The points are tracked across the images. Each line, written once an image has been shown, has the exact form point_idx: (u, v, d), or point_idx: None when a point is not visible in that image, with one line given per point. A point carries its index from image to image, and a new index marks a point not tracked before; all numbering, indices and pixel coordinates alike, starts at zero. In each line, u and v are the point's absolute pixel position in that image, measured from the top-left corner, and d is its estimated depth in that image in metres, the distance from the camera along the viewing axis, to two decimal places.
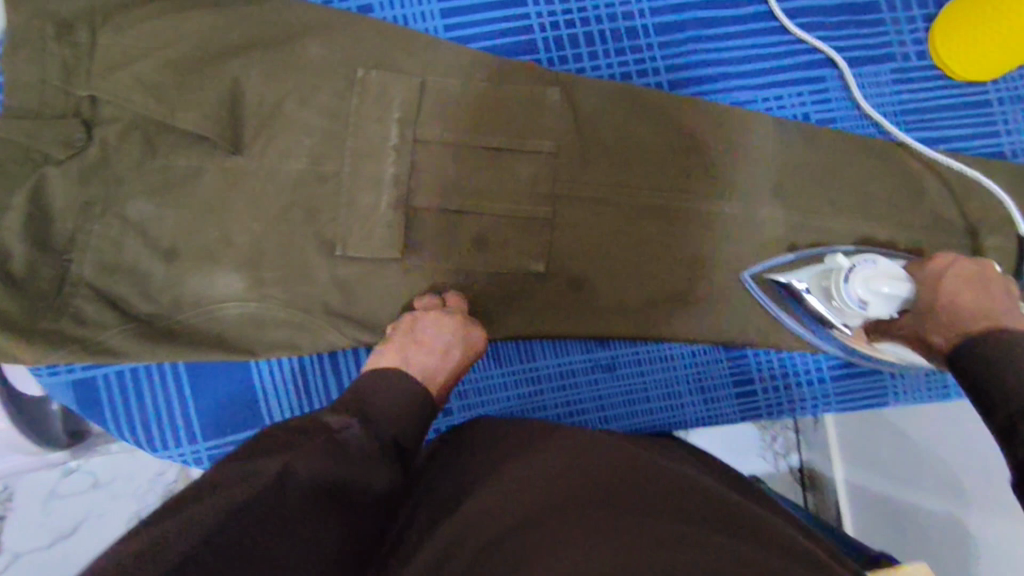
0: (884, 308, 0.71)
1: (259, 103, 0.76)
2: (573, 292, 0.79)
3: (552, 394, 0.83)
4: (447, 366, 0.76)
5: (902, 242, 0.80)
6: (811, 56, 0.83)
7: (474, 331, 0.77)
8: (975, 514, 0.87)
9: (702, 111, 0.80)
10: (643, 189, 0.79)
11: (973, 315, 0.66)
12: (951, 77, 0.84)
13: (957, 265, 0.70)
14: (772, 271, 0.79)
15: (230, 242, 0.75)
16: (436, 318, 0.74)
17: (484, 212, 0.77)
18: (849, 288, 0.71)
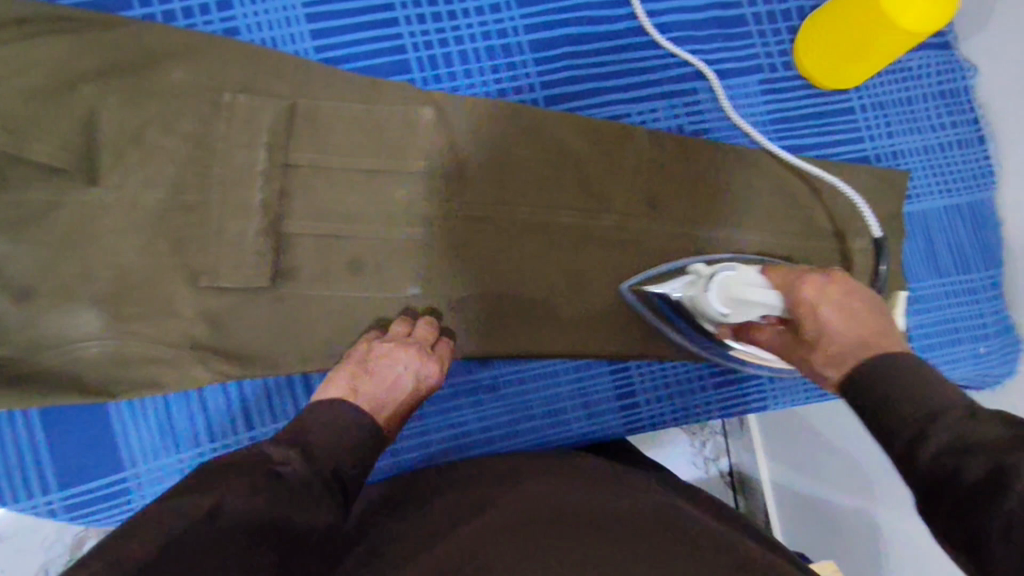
0: (752, 314, 0.73)
1: (117, 131, 0.73)
2: (451, 310, 0.80)
3: (435, 418, 0.82)
4: (394, 398, 0.72)
5: (772, 248, 0.83)
6: (683, 68, 0.85)
7: (433, 363, 0.75)
8: (885, 509, 0.90)
9: (576, 127, 0.81)
10: (521, 206, 0.80)
11: (840, 340, 0.66)
12: (816, 86, 0.87)
13: (818, 282, 0.70)
14: (648, 281, 0.80)
15: (91, 278, 0.72)
16: (390, 350, 0.73)
17: (357, 235, 0.77)
18: (709, 296, 0.74)
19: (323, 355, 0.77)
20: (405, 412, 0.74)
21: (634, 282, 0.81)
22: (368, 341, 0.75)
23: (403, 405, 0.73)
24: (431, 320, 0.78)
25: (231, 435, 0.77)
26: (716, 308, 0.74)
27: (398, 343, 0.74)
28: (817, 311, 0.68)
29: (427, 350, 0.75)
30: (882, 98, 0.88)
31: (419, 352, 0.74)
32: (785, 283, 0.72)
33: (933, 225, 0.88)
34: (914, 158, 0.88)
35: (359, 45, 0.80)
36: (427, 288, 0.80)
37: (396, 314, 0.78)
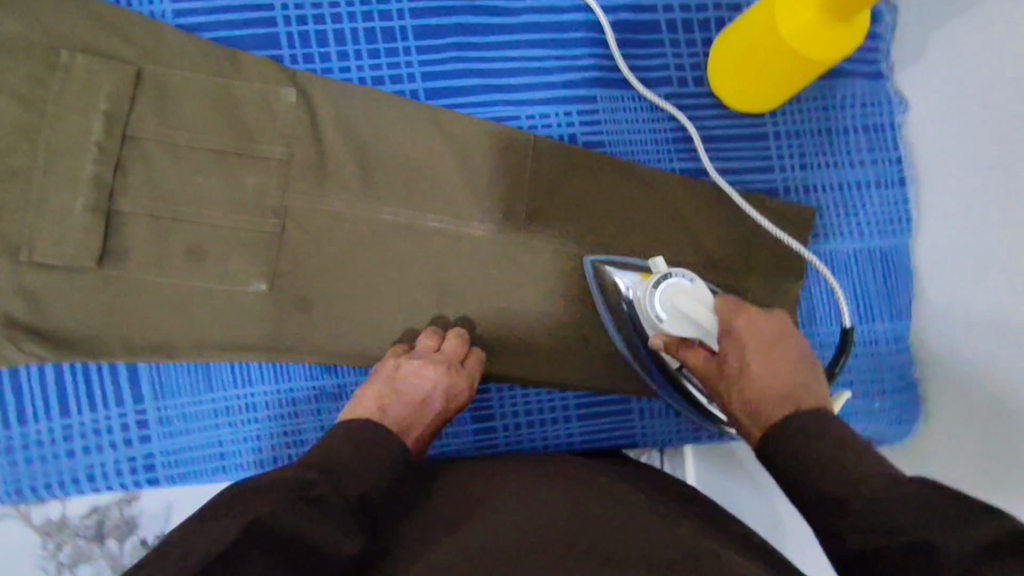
0: (687, 330, 0.68)
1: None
2: (302, 309, 0.72)
3: (268, 426, 0.73)
4: (426, 417, 0.70)
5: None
6: (582, 74, 0.79)
7: (462, 381, 0.72)
8: None
9: (456, 126, 0.75)
10: (388, 205, 0.73)
11: (762, 391, 0.61)
12: (728, 107, 0.80)
13: (756, 323, 0.66)
14: (615, 265, 0.75)
15: None
16: (420, 365, 0.70)
17: (202, 219, 0.70)
18: (655, 294, 0.69)
19: (151, 345, 0.70)
20: (435, 431, 0.71)
21: (603, 258, 0.75)
22: (398, 355, 0.72)
23: (429, 426, 0.70)
24: (462, 333, 0.74)
25: (41, 420, 0.70)
26: (655, 310, 0.69)
27: (426, 359, 0.71)
28: (749, 348, 0.64)
29: (456, 366, 0.72)
30: (798, 126, 0.82)
31: (451, 368, 0.71)
32: (731, 309, 0.67)
33: (841, 268, 0.82)
34: (825, 194, 0.81)
35: (226, 16, 0.74)
36: (277, 285, 0.72)
37: (428, 326, 0.75)
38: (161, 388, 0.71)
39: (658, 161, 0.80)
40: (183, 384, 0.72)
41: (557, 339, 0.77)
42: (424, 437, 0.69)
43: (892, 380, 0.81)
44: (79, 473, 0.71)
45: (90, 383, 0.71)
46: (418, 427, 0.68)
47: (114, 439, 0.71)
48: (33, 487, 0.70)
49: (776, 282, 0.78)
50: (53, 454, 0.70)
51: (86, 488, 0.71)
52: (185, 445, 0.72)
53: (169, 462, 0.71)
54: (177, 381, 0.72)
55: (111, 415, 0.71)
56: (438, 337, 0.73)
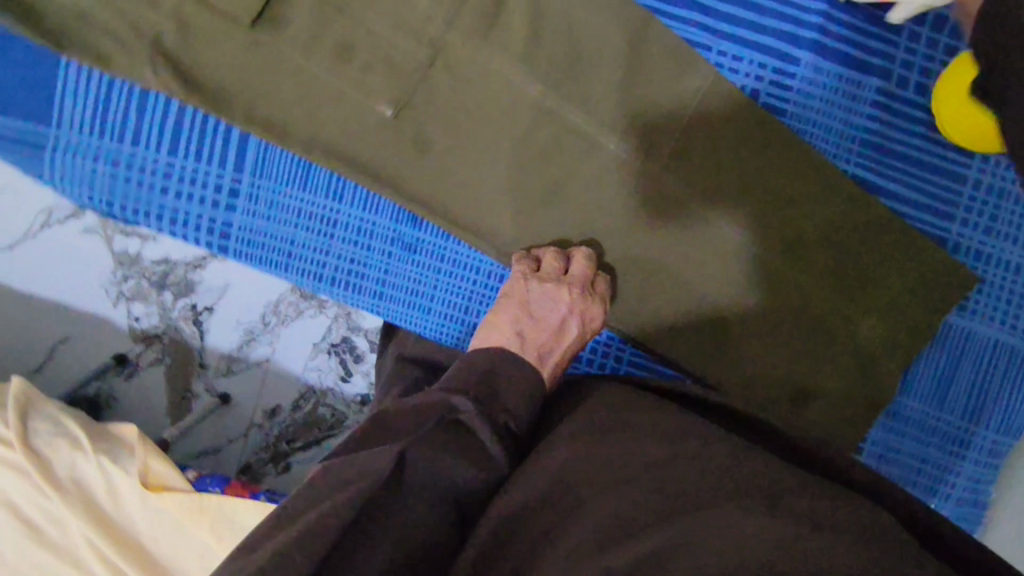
0: None
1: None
2: (418, 148, 0.70)
3: (340, 247, 0.73)
4: (566, 343, 0.68)
5: (763, 267, 0.71)
6: (800, 29, 0.70)
7: (594, 304, 0.70)
8: None
9: (644, 32, 0.69)
10: (543, 82, 0.69)
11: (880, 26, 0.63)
12: (940, 133, 0.71)
13: None
14: None
15: None
16: (553, 287, 0.69)
17: (360, 18, 0.67)
18: None
19: (270, 123, 0.69)
20: (574, 356, 0.70)
21: None
22: (525, 276, 0.70)
23: (570, 348, 0.69)
24: (590, 253, 0.72)
25: (150, 149, 0.71)
26: None
27: (560, 283, 0.69)
28: None
29: (587, 290, 0.70)
30: (1003, 187, 0.72)
31: (582, 292, 0.69)
32: None
33: (972, 353, 0.73)
34: (998, 264, 0.72)
35: None
36: (403, 115, 0.69)
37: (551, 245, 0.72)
38: (261, 169, 0.72)
39: (837, 157, 0.71)
40: (284, 174, 0.72)
41: (644, 287, 0.73)
42: (559, 370, 0.67)
43: (963, 490, 0.74)
44: (165, 211, 0.72)
45: (201, 136, 0.71)
46: (559, 351, 0.67)
47: (203, 196, 0.72)
48: (122, 208, 0.72)
49: (890, 330, 0.71)
50: (149, 185, 0.72)
51: (166, 230, 0.73)
52: (262, 230, 0.73)
53: (245, 238, 0.73)
54: (279, 169, 0.72)
55: (210, 173, 0.72)
56: (565, 259, 0.71)
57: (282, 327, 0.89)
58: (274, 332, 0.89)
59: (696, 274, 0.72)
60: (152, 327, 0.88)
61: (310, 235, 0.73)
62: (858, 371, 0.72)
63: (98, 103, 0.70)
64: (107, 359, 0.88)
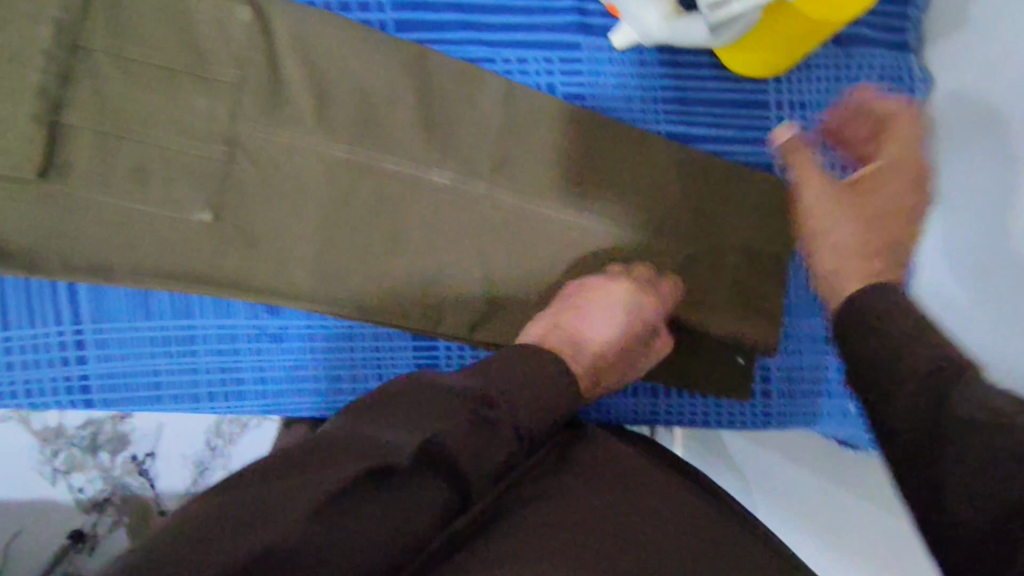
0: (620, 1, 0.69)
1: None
2: (249, 243, 0.69)
3: (208, 361, 0.71)
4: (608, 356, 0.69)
5: (614, 243, 0.72)
6: (567, 18, 0.73)
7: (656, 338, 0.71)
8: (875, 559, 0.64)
9: (425, 65, 0.70)
10: (346, 141, 0.69)
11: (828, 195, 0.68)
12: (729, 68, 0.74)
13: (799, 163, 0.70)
14: None
15: None
16: (621, 293, 0.69)
17: (147, 139, 0.67)
18: None
19: (91, 267, 0.68)
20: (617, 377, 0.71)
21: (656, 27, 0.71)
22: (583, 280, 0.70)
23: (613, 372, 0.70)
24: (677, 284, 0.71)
25: None
26: None
27: (623, 283, 0.69)
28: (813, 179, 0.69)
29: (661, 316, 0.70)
30: (806, 99, 0.75)
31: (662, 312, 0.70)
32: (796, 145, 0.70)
33: None
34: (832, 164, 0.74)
35: None
36: (223, 217, 0.68)
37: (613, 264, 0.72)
38: (100, 311, 0.70)
39: (644, 122, 0.74)
40: (125, 309, 0.70)
41: (519, 298, 0.73)
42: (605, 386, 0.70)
43: None
44: (15, 387, 0.69)
45: (30, 300, 0.69)
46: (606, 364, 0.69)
47: (50, 357, 0.69)
48: None
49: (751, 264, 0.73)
50: None
51: (24, 404, 0.70)
52: (121, 370, 0.70)
53: (107, 385, 0.70)
54: (119, 305, 0.70)
55: (49, 332, 0.69)
56: (648, 282, 0.70)
57: (231, 446, 0.90)
58: (223, 453, 0.90)
59: (560, 271, 0.73)
60: (97, 493, 0.90)
61: (172, 360, 0.71)
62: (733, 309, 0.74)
63: None
64: (64, 538, 0.89)
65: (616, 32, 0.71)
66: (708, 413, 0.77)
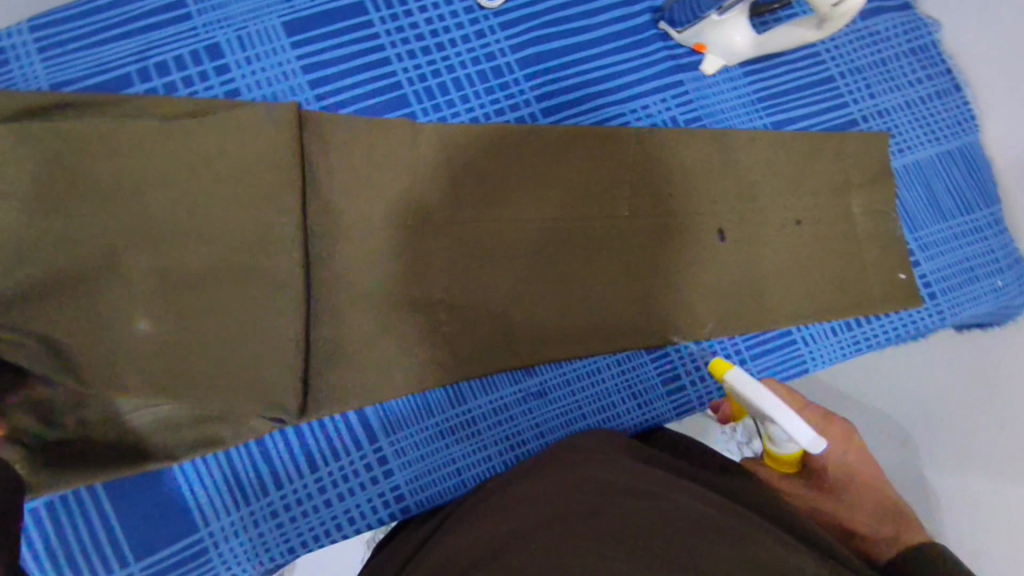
0: (716, 44, 0.86)
1: (127, 208, 0.70)
2: (493, 322, 0.80)
3: (490, 433, 0.80)
4: None
5: (768, 217, 0.86)
6: (667, 63, 0.89)
7: None
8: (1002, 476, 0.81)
9: (577, 135, 0.85)
10: (539, 217, 0.83)
11: None
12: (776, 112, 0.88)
13: None
14: (676, 29, 0.87)
15: None
16: None
17: (387, 266, 0.79)
18: (684, 36, 0.87)
19: (370, 388, 0.77)
20: None
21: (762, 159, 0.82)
22: None
23: None
24: None
25: (295, 477, 0.75)
26: (688, 38, 0.87)
27: None
28: None
29: None
30: (858, 64, 0.92)
31: None
32: None
33: (931, 172, 0.91)
34: (900, 103, 0.92)
35: (358, 87, 0.83)
36: (463, 308, 0.80)
37: None
38: (390, 424, 0.78)
39: (751, 121, 0.89)
40: (411, 414, 0.79)
41: (718, 290, 0.85)
42: None
43: (1007, 259, 0.90)
44: (337, 519, 0.76)
45: (330, 437, 0.77)
46: None
47: (363, 480, 0.77)
48: (303, 542, 0.75)
49: (874, 202, 0.89)
50: (315, 507, 0.75)
51: (347, 532, 0.76)
52: (424, 470, 0.78)
53: (415, 486, 0.77)
54: (405, 413, 0.79)
55: (355, 459, 0.77)
56: None
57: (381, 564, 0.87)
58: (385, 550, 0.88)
59: (739, 256, 0.85)
60: None
61: (461, 442, 0.79)
62: (879, 239, 0.88)
63: (230, 480, 0.74)
64: None
65: (706, 62, 0.88)
66: (898, 329, 0.88)
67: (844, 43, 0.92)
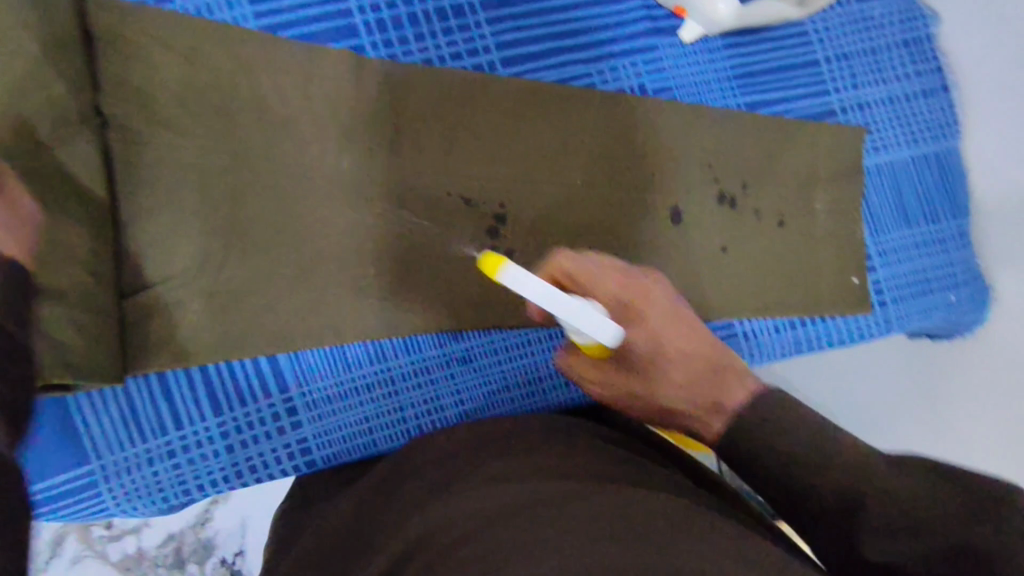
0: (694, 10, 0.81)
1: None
2: (423, 277, 0.77)
3: (407, 394, 0.77)
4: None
5: (726, 200, 0.82)
6: (643, 24, 0.83)
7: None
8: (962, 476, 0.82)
9: (537, 90, 0.79)
10: (484, 173, 0.78)
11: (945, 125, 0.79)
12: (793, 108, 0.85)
13: None
14: None
15: None
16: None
17: (315, 209, 0.74)
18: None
19: (285, 336, 0.73)
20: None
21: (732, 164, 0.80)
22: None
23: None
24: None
25: (196, 420, 0.72)
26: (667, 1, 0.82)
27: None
28: None
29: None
30: (845, 49, 0.86)
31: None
32: None
33: (903, 173, 0.87)
34: (882, 97, 0.87)
35: (302, 11, 0.76)
36: (392, 261, 0.76)
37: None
38: (302, 375, 0.74)
39: (725, 97, 0.84)
40: (326, 367, 0.75)
41: (665, 270, 0.81)
42: None
43: (965, 273, 0.87)
44: (239, 466, 0.73)
45: (237, 381, 0.73)
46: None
47: (268, 430, 0.74)
48: (199, 486, 0.72)
49: (840, 199, 0.85)
50: (214, 452, 0.72)
51: (248, 480, 0.73)
52: (335, 426, 0.75)
53: (323, 441, 0.75)
54: (320, 365, 0.75)
55: (262, 406, 0.73)
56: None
57: None
58: None
59: (690, 239, 0.82)
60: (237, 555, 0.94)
61: (376, 401, 0.76)
62: (839, 238, 0.85)
63: (127, 416, 0.70)
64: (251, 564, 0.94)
65: (684, 28, 0.82)
66: (844, 334, 0.85)
67: (833, 25, 0.86)
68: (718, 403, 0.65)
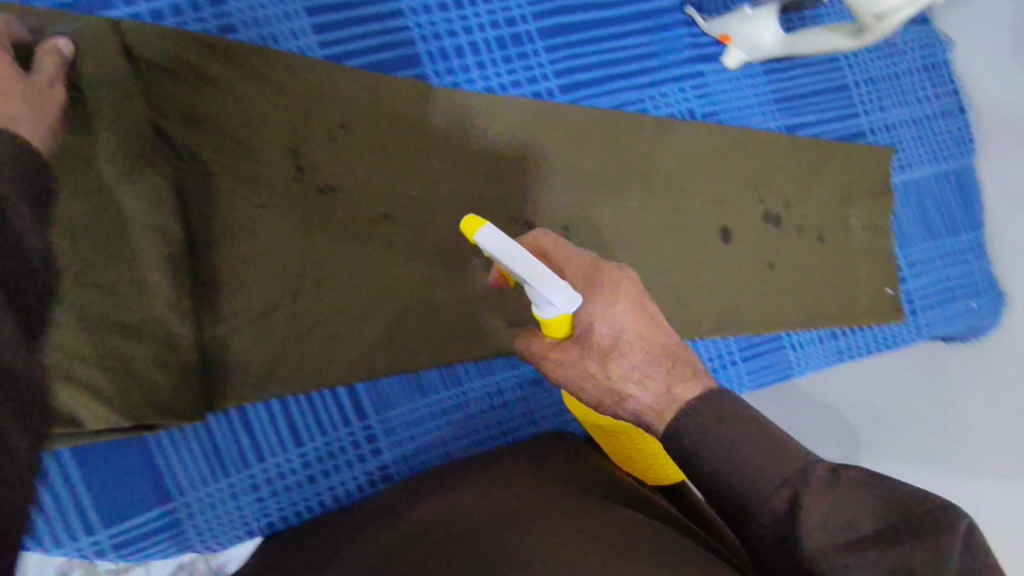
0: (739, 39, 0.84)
1: None
2: (492, 302, 0.78)
3: (481, 417, 0.78)
4: None
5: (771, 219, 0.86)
6: (690, 51, 0.86)
7: None
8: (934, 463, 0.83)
9: (595, 117, 0.81)
10: (546, 198, 0.80)
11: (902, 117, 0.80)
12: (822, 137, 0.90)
13: None
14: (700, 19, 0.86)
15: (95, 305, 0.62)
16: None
17: (386, 237, 0.75)
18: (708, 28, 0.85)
19: (363, 366, 0.74)
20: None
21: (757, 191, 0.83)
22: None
23: None
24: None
25: (279, 451, 0.72)
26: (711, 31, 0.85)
27: None
28: None
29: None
30: (873, 74, 0.92)
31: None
32: None
33: (926, 190, 0.94)
34: (906, 119, 0.93)
35: (367, 41, 0.76)
36: (462, 287, 0.77)
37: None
38: (381, 402, 0.75)
39: (767, 120, 0.88)
40: (404, 393, 0.76)
41: (718, 287, 0.84)
42: None
43: (984, 282, 0.93)
44: (324, 496, 0.73)
45: (317, 412, 0.73)
46: None
47: (349, 458, 0.74)
48: (284, 518, 0.72)
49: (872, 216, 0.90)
50: (298, 483, 0.72)
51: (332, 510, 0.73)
52: (414, 451, 0.76)
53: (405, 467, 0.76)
54: (398, 392, 0.76)
55: (342, 436, 0.74)
56: None
57: None
58: None
59: (740, 257, 0.85)
60: None
61: (452, 425, 0.77)
62: (872, 253, 0.90)
63: (211, 450, 0.70)
64: None
65: (726, 56, 0.86)
66: (878, 341, 0.91)
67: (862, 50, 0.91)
68: (671, 393, 0.51)
